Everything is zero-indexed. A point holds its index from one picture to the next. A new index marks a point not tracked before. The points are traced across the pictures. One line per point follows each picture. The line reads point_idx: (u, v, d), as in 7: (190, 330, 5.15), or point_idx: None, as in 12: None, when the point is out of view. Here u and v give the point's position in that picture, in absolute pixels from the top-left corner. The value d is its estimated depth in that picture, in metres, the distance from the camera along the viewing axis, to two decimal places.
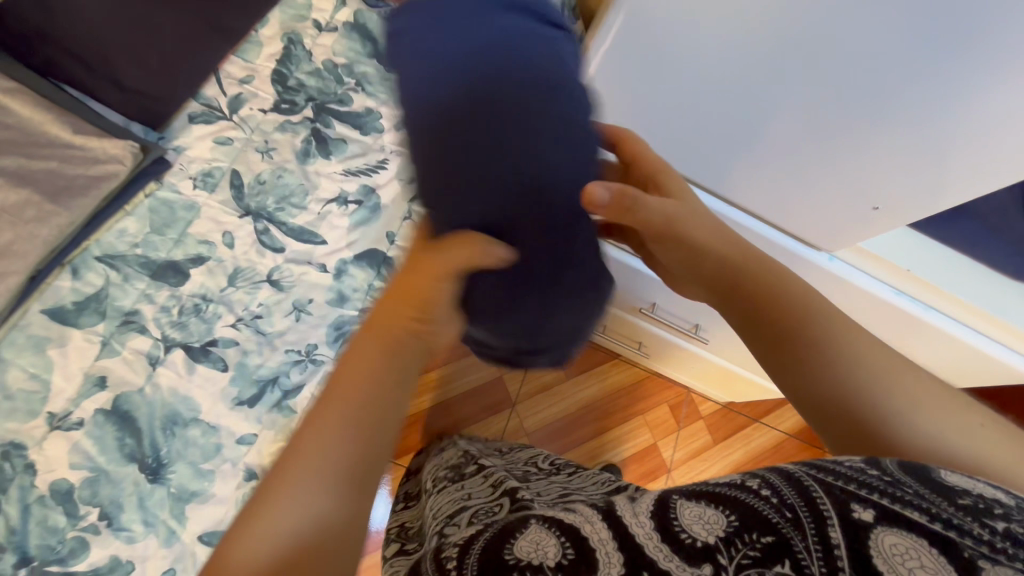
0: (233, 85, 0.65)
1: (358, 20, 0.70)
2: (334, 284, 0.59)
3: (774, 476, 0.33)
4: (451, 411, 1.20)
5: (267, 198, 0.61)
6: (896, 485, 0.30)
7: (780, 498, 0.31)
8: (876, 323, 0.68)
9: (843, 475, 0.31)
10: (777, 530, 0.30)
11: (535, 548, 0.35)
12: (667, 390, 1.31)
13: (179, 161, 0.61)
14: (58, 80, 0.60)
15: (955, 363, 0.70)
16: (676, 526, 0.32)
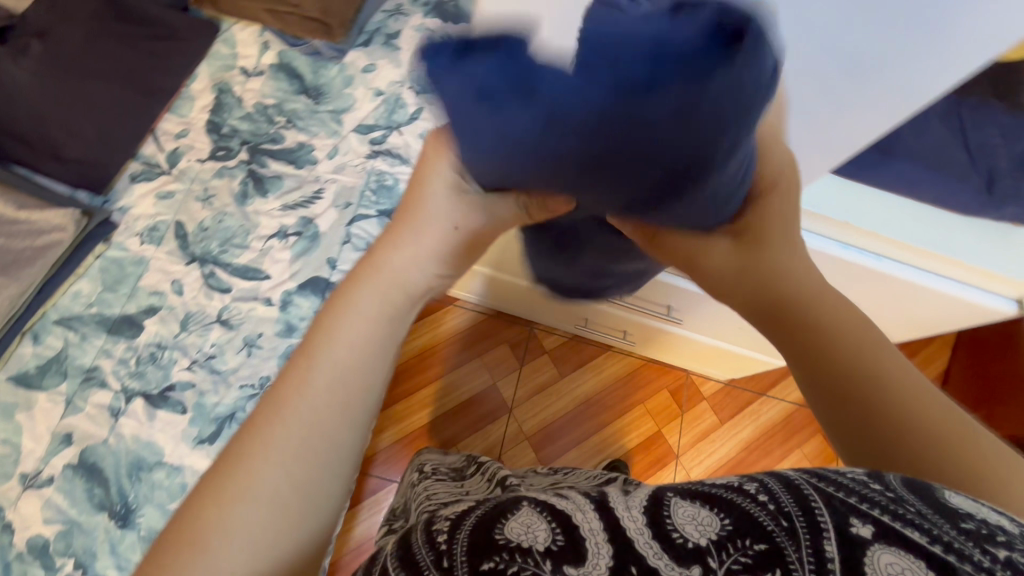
0: (170, 141, 0.68)
1: (282, 60, 0.73)
2: (281, 315, 0.61)
3: (768, 477, 0.27)
4: (449, 424, 1.20)
5: (210, 242, 0.64)
6: (898, 502, 0.25)
7: (777, 504, 0.25)
8: (833, 278, 0.67)
9: (842, 485, 0.26)
10: (771, 536, 0.24)
11: (525, 531, 0.27)
12: (666, 375, 1.30)
13: (124, 220, 0.64)
14: (8, 161, 0.65)
15: (924, 309, 0.68)
16: (665, 521, 0.26)
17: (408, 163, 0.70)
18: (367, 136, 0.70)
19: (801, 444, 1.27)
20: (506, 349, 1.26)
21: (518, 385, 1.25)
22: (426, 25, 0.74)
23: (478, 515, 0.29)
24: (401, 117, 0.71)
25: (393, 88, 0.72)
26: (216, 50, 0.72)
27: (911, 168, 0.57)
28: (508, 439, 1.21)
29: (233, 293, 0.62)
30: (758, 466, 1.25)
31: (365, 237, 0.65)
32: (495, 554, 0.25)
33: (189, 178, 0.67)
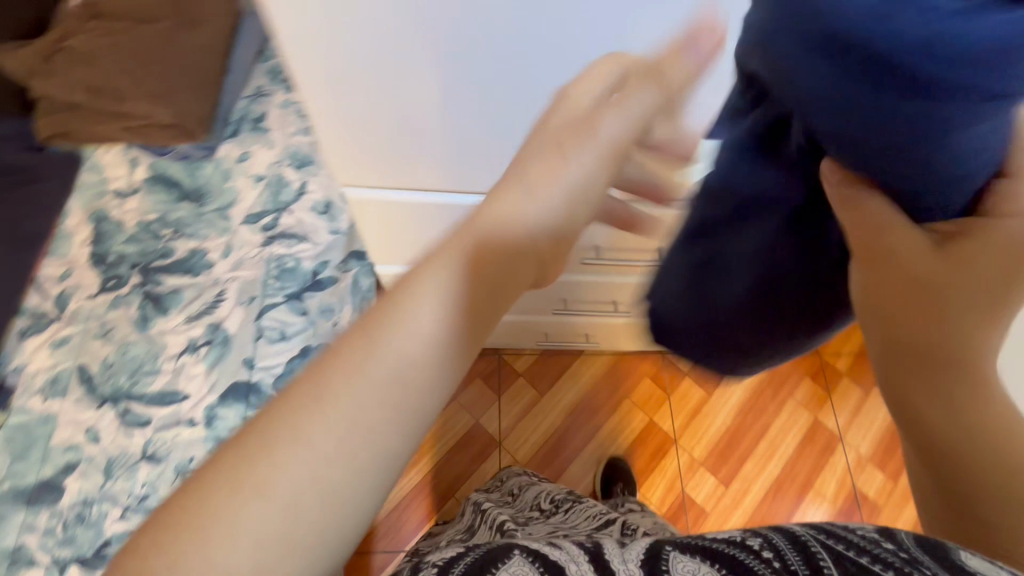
0: (55, 286, 0.65)
1: (155, 171, 0.70)
2: (210, 432, 0.59)
3: (775, 533, 0.27)
4: (442, 475, 1.16)
5: (118, 378, 0.61)
6: (913, 563, 0.23)
7: (783, 563, 0.25)
8: None
9: (854, 546, 0.25)
10: None
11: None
12: (644, 363, 1.28)
13: (22, 379, 0.61)
14: None
15: None
16: None
17: (307, 240, 0.68)
18: (258, 224, 0.69)
19: (792, 392, 1.28)
20: (480, 385, 1.23)
21: (501, 417, 1.22)
22: (291, 100, 0.73)
23: (469, 562, 0.32)
24: (287, 196, 0.69)
25: (273, 169, 0.70)
26: (83, 181, 0.70)
27: None
28: None
29: (154, 425, 0.59)
30: (757, 426, 1.24)
31: (279, 325, 0.64)
32: None
33: (82, 318, 0.64)
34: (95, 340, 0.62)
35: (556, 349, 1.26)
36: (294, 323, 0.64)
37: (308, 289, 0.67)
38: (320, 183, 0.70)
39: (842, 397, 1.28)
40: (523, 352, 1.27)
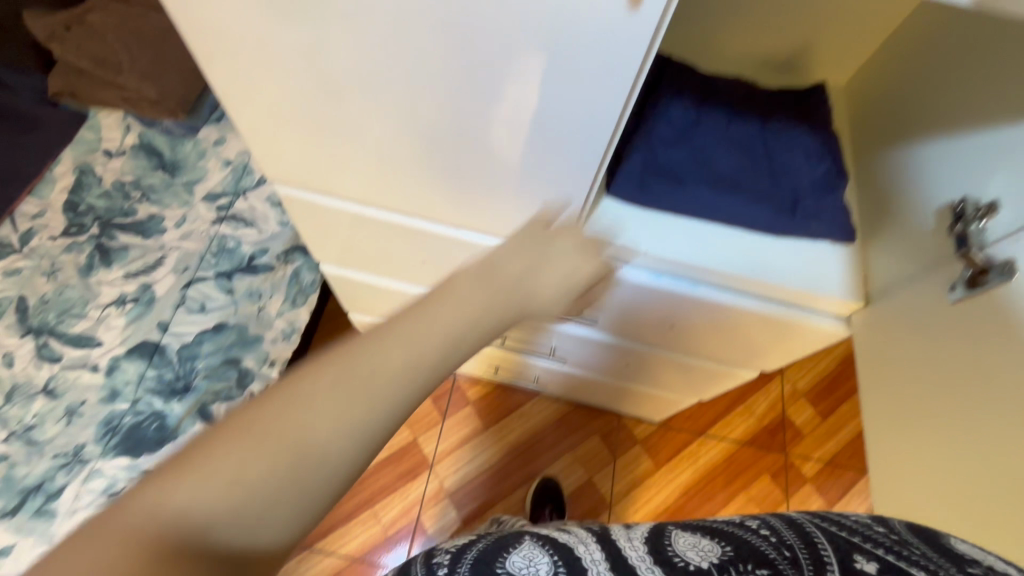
0: (25, 221, 0.71)
1: (143, 140, 0.77)
2: (106, 381, 0.62)
3: (788, 531, 0.41)
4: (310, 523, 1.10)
5: (52, 314, 0.66)
6: (902, 545, 0.38)
7: (781, 539, 0.40)
8: (648, 310, 0.68)
9: (850, 530, 0.40)
10: (776, 560, 0.39)
11: (527, 565, 0.43)
12: (540, 457, 1.21)
13: (49, 228, 0.71)
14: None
15: (752, 345, 0.70)
16: (672, 552, 0.41)
17: (255, 227, 0.74)
18: (214, 203, 0.74)
19: (695, 502, 1.20)
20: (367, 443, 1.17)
21: (362, 482, 1.14)
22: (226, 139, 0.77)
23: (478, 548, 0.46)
24: (206, 244, 0.72)
25: (186, 202, 0.74)
26: (27, 185, 0.73)
27: (703, 192, 0.59)
28: (370, 542, 1.10)
29: (41, 447, 0.59)
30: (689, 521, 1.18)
31: (203, 297, 0.69)
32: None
33: (39, 254, 0.69)
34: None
35: (465, 418, 1.23)
36: (216, 299, 0.69)
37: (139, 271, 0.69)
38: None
39: (803, 504, 1.20)
40: (421, 413, 1.22)
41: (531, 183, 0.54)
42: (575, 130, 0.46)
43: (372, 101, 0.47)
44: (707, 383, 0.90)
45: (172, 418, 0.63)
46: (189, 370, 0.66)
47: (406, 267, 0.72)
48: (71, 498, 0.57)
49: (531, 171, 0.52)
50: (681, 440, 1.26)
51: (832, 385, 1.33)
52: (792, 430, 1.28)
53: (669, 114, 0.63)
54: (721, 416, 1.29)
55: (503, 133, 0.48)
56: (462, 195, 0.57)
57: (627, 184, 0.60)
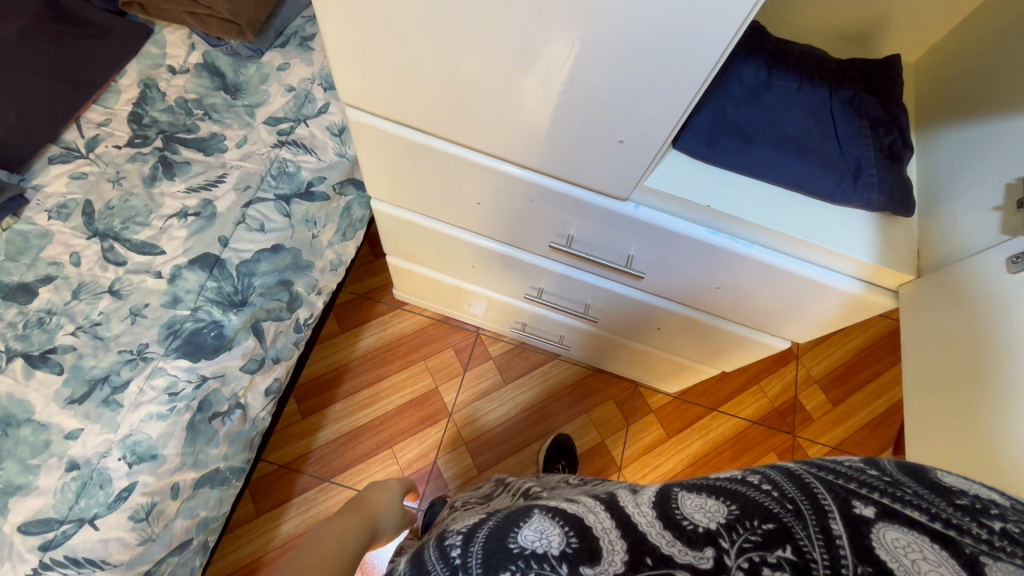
0: (91, 128, 0.73)
1: (207, 60, 0.78)
2: (168, 288, 0.64)
3: (774, 471, 0.37)
4: (334, 458, 1.14)
5: (119, 218, 0.68)
6: (896, 485, 0.34)
7: (781, 492, 0.35)
8: (695, 269, 0.70)
9: (842, 474, 0.35)
10: (778, 518, 0.34)
11: (539, 537, 0.37)
12: (557, 415, 1.24)
13: (112, 139, 0.72)
14: (50, 136, 0.70)
15: (791, 313, 0.72)
16: (680, 514, 0.35)
17: (313, 154, 0.75)
18: (275, 128, 0.75)
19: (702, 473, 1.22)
20: (391, 387, 1.21)
21: (385, 422, 1.18)
22: (289, 65, 0.77)
23: (490, 526, 0.40)
24: (266, 165, 0.73)
25: (247, 124, 0.75)
26: (94, 94, 0.74)
27: (770, 153, 0.60)
28: (388, 480, 1.14)
29: (107, 342, 0.61)
30: None
31: (262, 218, 0.70)
32: (514, 562, 0.36)
33: (104, 161, 0.71)
34: (32, 243, 0.65)
35: (487, 372, 1.25)
36: (275, 221, 0.71)
37: (204, 188, 0.70)
38: (341, 107, 0.76)
39: None
40: (443, 363, 1.25)
41: (605, 129, 0.54)
42: (667, 67, 0.45)
43: (461, 21, 0.46)
44: (735, 352, 0.92)
45: (230, 329, 0.65)
46: (247, 286, 0.67)
47: (460, 206, 0.74)
48: (136, 392, 0.59)
49: (610, 115, 0.52)
50: (692, 411, 1.28)
51: (846, 374, 1.35)
52: (802, 412, 1.31)
53: (741, 73, 0.63)
54: (735, 393, 1.32)
55: (587, 67, 0.47)
56: (535, 132, 0.57)
57: (693, 138, 0.60)
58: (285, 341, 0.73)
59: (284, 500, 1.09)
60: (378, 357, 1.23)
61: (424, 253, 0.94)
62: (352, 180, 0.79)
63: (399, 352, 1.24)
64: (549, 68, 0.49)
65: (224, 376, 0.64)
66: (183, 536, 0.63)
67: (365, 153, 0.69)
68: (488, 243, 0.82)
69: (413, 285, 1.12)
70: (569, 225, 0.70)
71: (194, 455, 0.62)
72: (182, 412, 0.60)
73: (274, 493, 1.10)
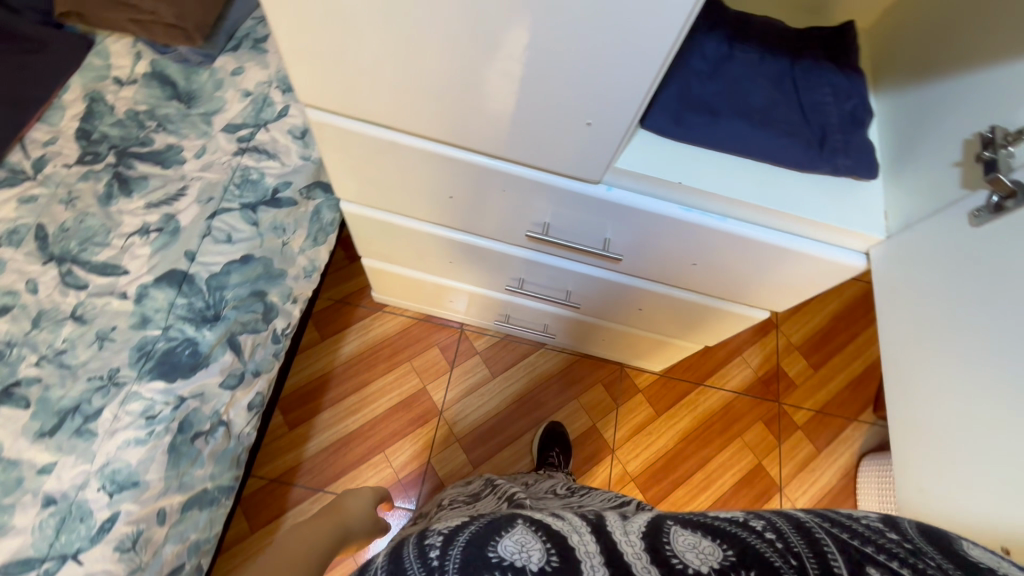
0: (37, 148, 0.69)
1: (155, 69, 0.75)
2: (136, 309, 0.62)
3: (786, 522, 0.38)
4: (325, 467, 1.12)
5: (75, 240, 0.65)
6: (914, 554, 0.34)
7: (789, 545, 0.36)
8: (672, 247, 0.70)
9: (858, 535, 0.36)
10: (780, 571, 0.35)
11: (520, 549, 0.38)
12: (548, 404, 1.24)
13: (60, 158, 0.69)
14: None
15: (767, 283, 0.73)
16: (670, 550, 0.37)
17: (277, 159, 0.72)
18: (234, 135, 0.72)
19: (693, 448, 1.25)
20: (378, 390, 1.19)
21: (375, 426, 1.16)
22: (243, 69, 0.75)
23: (472, 529, 0.40)
24: (228, 174, 0.70)
25: (204, 133, 0.72)
26: (36, 111, 0.70)
27: (736, 126, 0.60)
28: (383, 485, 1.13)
29: (74, 370, 0.58)
30: (688, 464, 1.23)
31: (228, 229, 0.68)
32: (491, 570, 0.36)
33: (54, 182, 0.67)
34: None
35: (474, 367, 1.25)
36: (243, 231, 0.68)
37: (165, 202, 0.68)
38: (301, 109, 0.74)
39: (793, 448, 1.27)
40: (429, 363, 1.23)
41: (572, 112, 0.53)
42: (630, 45, 0.45)
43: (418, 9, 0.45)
44: (716, 326, 0.93)
45: (205, 345, 0.63)
46: (219, 300, 0.65)
47: (433, 202, 0.73)
48: (110, 419, 0.57)
49: (577, 98, 0.51)
50: (679, 388, 1.30)
51: (825, 338, 1.38)
52: (785, 379, 1.34)
53: (702, 49, 0.64)
54: (720, 365, 1.34)
55: (550, 51, 0.46)
56: (503, 120, 0.56)
57: (662, 116, 0.60)
58: (264, 353, 0.71)
59: (278, 515, 1.07)
60: (363, 362, 1.21)
61: (400, 252, 0.92)
62: (320, 182, 0.77)
63: (384, 355, 1.22)
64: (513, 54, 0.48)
65: (203, 394, 0.62)
66: (175, 562, 0.61)
67: (330, 152, 0.67)
68: (464, 236, 0.82)
69: (392, 285, 1.10)
70: (543, 213, 0.70)
71: (178, 478, 0.60)
72: (162, 435, 0.58)
73: (267, 509, 1.08)
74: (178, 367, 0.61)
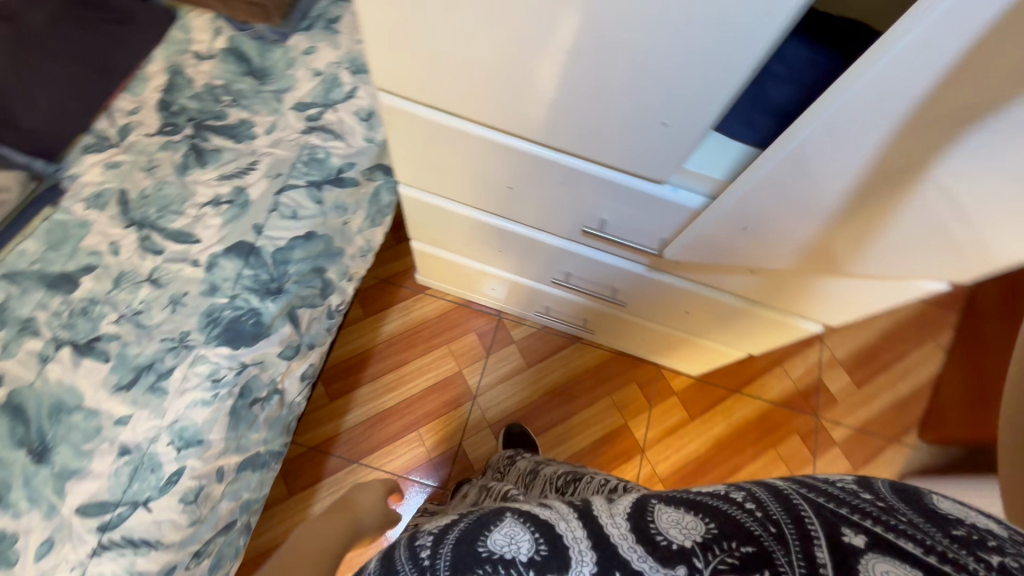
0: (122, 116, 0.73)
1: (232, 45, 0.77)
2: (206, 276, 0.65)
3: (761, 492, 0.37)
4: (361, 440, 1.16)
5: (153, 209, 0.68)
6: (890, 512, 0.32)
7: (766, 514, 0.35)
8: (731, 251, 0.69)
9: (832, 496, 0.34)
10: (758, 541, 0.33)
11: (509, 542, 0.39)
12: (581, 398, 1.24)
13: (142, 127, 0.72)
14: (82, 124, 0.71)
15: (826, 296, 0.71)
16: (654, 529, 0.36)
17: (342, 139, 0.74)
18: (304, 113, 0.74)
19: (725, 455, 1.23)
20: (416, 369, 1.22)
21: (411, 404, 1.19)
22: (315, 48, 0.76)
23: (462, 529, 0.42)
24: (297, 151, 0.72)
25: (276, 110, 0.74)
26: (122, 81, 0.73)
27: None
28: (416, 462, 1.16)
29: (149, 330, 0.62)
30: (718, 471, 1.22)
31: (294, 206, 0.70)
32: (483, 566, 0.38)
33: (136, 150, 0.71)
34: (71, 233, 0.66)
35: (510, 354, 1.26)
36: (307, 208, 0.70)
37: (237, 175, 0.70)
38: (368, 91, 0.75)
39: (828, 465, 1.24)
40: (467, 347, 1.25)
41: (646, 111, 0.52)
42: (717, 49, 0.44)
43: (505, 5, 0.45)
44: (763, 335, 0.91)
45: (267, 316, 0.65)
46: (283, 274, 0.68)
47: (489, 189, 0.73)
48: (180, 380, 0.60)
49: (654, 97, 0.51)
50: (715, 393, 1.28)
51: (872, 356, 1.33)
52: (827, 395, 1.30)
53: None
54: (758, 374, 1.31)
55: (627, 39, 0.45)
56: (573, 114, 0.55)
57: (734, 120, 0.59)
58: (318, 327, 0.74)
59: (314, 482, 1.12)
60: (403, 341, 1.24)
61: (450, 237, 0.94)
62: (381, 164, 0.78)
63: (423, 336, 1.25)
64: (588, 42, 0.47)
65: (263, 362, 0.65)
66: (230, 517, 0.65)
67: (396, 137, 0.68)
68: (518, 228, 0.82)
69: (437, 269, 1.12)
70: (600, 208, 0.69)
71: (237, 440, 0.64)
72: (225, 398, 0.61)
73: (305, 474, 1.12)
74: (242, 336, 0.64)
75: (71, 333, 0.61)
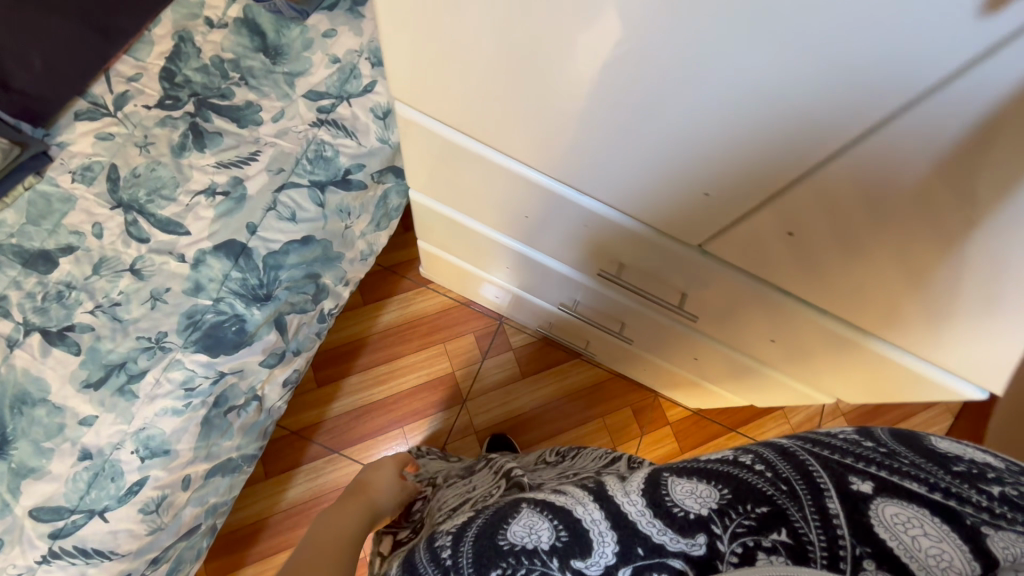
0: (121, 83, 0.67)
1: (247, 16, 0.71)
2: (191, 274, 0.60)
3: (766, 450, 0.33)
4: (344, 431, 1.14)
5: (142, 191, 0.63)
6: (892, 457, 0.31)
7: (774, 472, 0.32)
8: (753, 318, 0.63)
9: (837, 448, 0.32)
10: (771, 500, 0.31)
11: (529, 532, 0.36)
12: (572, 415, 1.21)
13: (141, 97, 0.67)
14: (77, 88, 0.65)
15: (847, 377, 0.66)
16: (667, 497, 0.33)
17: (353, 137, 0.68)
18: (316, 103, 0.68)
19: None
20: (408, 365, 1.19)
21: (398, 400, 1.17)
22: (336, 32, 0.70)
23: (479, 524, 0.39)
24: (303, 146, 0.67)
25: (286, 96, 0.68)
26: (124, 44, 0.68)
27: None
28: None
29: (125, 326, 0.58)
30: None
31: (293, 206, 0.65)
32: (504, 561, 0.35)
33: (132, 123, 0.66)
34: (55, 208, 0.62)
35: (505, 362, 1.22)
36: (308, 210, 0.65)
37: (236, 165, 0.65)
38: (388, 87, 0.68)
39: None
40: (462, 348, 1.22)
41: (687, 179, 0.45)
42: (781, 140, 0.36)
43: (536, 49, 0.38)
44: (772, 393, 0.86)
45: (252, 324, 0.61)
46: (273, 279, 0.63)
47: (503, 213, 0.67)
48: (152, 384, 0.57)
49: (697, 168, 0.43)
50: (710, 428, 1.24)
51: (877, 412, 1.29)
52: None
53: None
54: (757, 415, 1.27)
55: (675, 99, 0.37)
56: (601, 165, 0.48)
57: None
58: (307, 332, 0.70)
59: (293, 466, 1.11)
60: (398, 335, 1.20)
61: (457, 245, 0.88)
62: (393, 167, 0.72)
63: (420, 331, 1.21)
64: (624, 88, 0.38)
65: (242, 371, 0.62)
66: (194, 522, 0.63)
67: (409, 145, 0.62)
68: (532, 252, 0.77)
69: (441, 269, 1.07)
70: (619, 253, 0.64)
71: (208, 448, 0.61)
72: (197, 408, 0.58)
73: (284, 457, 1.11)
74: (222, 344, 0.60)
75: (43, 319, 0.57)
